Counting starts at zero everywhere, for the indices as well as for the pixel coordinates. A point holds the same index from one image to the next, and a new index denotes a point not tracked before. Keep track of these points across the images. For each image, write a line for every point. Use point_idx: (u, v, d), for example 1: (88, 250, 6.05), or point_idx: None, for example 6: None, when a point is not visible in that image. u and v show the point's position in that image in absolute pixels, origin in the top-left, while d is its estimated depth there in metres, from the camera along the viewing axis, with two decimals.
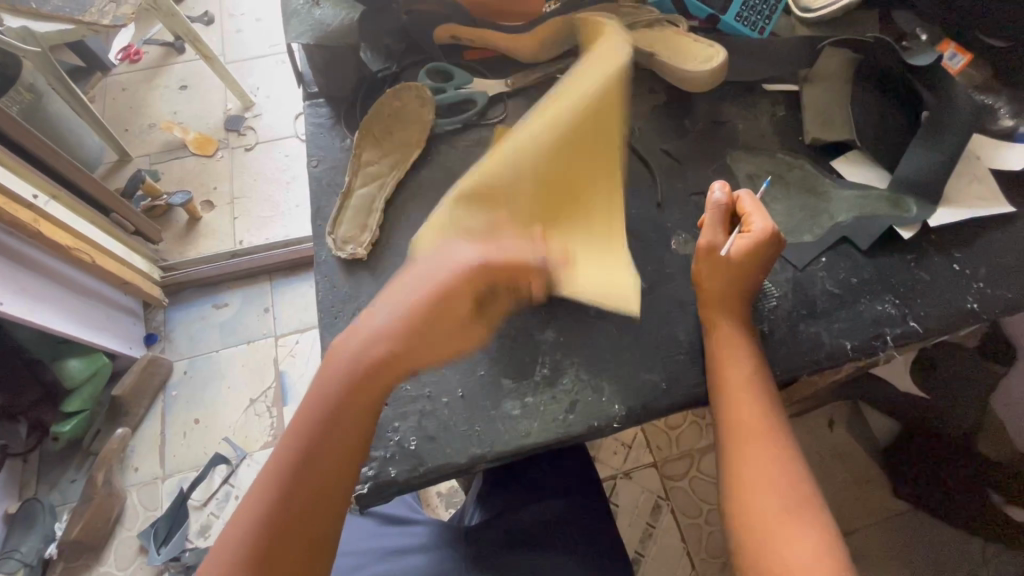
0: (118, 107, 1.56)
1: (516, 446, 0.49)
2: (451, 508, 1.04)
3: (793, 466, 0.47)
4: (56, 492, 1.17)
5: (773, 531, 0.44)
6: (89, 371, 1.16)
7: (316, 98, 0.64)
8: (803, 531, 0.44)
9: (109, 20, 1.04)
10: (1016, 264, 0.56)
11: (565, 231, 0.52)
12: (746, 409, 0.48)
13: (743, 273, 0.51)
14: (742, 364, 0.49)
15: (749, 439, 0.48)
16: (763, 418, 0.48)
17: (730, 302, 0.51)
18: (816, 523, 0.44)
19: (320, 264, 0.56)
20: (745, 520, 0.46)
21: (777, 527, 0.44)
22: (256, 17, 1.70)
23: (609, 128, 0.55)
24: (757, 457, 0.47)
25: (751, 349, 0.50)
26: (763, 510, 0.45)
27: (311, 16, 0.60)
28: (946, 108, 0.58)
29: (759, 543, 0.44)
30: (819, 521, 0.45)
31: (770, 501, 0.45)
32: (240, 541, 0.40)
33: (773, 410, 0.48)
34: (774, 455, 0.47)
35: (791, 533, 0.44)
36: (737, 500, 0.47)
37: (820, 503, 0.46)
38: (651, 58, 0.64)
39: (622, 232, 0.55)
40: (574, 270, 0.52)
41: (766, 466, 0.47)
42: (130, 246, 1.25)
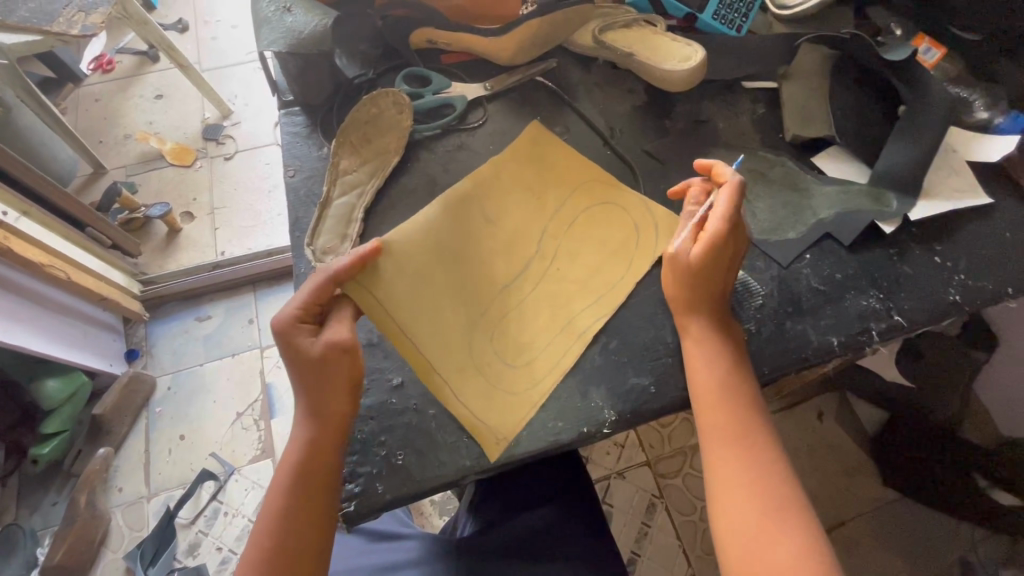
0: (92, 118, 1.53)
1: (506, 457, 0.48)
2: (444, 516, 1.03)
3: (776, 466, 0.47)
4: (37, 516, 1.13)
5: (754, 536, 0.44)
6: (67, 391, 1.13)
7: (291, 106, 0.63)
8: (784, 537, 0.44)
9: (79, 30, 1.01)
10: (995, 255, 0.56)
11: (542, 265, 0.55)
12: (725, 410, 0.48)
13: (706, 274, 0.49)
14: (712, 369, 0.49)
15: (729, 443, 0.47)
16: (741, 419, 0.48)
17: (697, 303, 0.50)
18: (798, 527, 0.44)
19: (299, 277, 0.55)
20: (726, 524, 0.45)
21: (759, 532, 0.44)
22: (232, 23, 1.67)
23: (588, 170, 0.59)
24: (737, 459, 0.47)
25: (720, 354, 0.49)
26: (741, 515, 0.45)
27: (283, 23, 0.58)
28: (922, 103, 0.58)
29: (741, 550, 0.44)
30: (802, 522, 0.45)
31: (751, 504, 0.45)
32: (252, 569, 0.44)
33: (752, 410, 0.48)
34: (755, 457, 0.47)
35: (772, 538, 0.44)
36: (718, 504, 0.46)
37: (804, 503, 0.46)
38: (629, 58, 0.64)
39: (616, 252, 0.56)
40: (553, 297, 0.54)
41: (745, 470, 0.46)
42: (107, 261, 1.22)
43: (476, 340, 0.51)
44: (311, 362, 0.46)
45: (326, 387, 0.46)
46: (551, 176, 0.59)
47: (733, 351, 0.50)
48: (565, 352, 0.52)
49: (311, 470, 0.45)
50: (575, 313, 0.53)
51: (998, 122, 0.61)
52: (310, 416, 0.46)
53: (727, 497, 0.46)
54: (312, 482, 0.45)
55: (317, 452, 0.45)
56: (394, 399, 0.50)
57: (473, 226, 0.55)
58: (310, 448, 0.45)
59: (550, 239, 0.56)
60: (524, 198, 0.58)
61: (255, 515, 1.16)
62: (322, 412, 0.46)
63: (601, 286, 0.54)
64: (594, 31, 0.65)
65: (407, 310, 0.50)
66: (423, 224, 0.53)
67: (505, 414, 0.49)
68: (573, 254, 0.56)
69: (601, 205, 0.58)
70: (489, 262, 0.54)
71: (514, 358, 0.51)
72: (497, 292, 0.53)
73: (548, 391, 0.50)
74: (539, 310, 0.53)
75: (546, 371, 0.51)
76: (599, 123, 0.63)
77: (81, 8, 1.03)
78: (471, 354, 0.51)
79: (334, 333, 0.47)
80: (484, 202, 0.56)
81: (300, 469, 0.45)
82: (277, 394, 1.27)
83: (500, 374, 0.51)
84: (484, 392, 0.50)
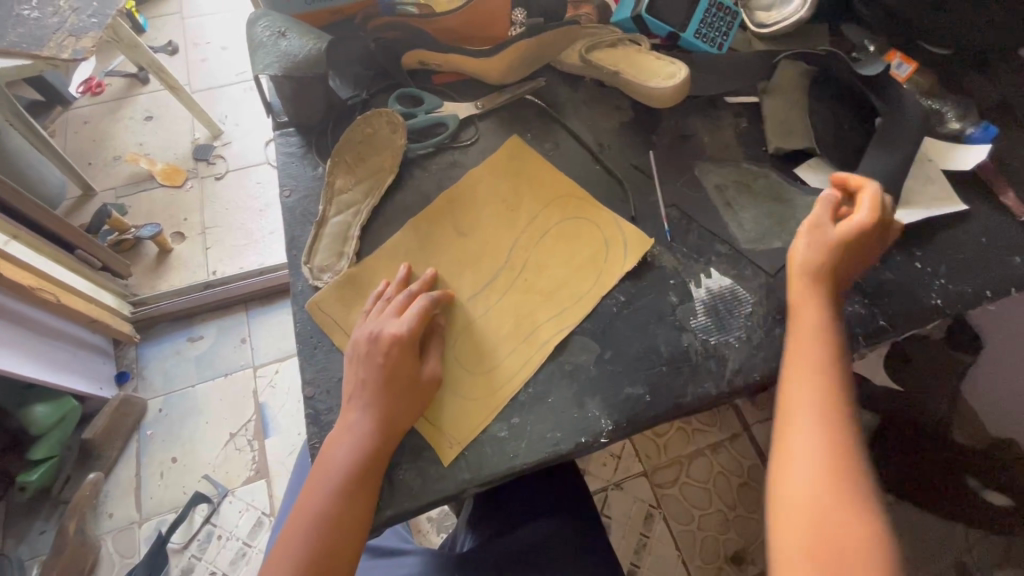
0: (81, 141, 1.53)
1: (505, 469, 0.48)
2: (443, 532, 1.03)
3: (852, 443, 0.47)
4: (24, 546, 1.11)
5: (811, 508, 0.45)
6: (56, 416, 1.11)
7: (286, 127, 0.64)
8: (842, 508, 0.45)
9: (69, 54, 1.02)
10: (972, 261, 0.58)
11: (513, 277, 0.57)
12: (807, 375, 0.49)
13: (837, 262, 0.52)
14: (812, 355, 0.50)
15: (814, 424, 0.48)
16: (824, 390, 0.49)
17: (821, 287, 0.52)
18: (859, 503, 0.45)
19: (296, 294, 0.55)
20: (786, 488, 0.47)
21: (817, 505, 0.45)
22: (222, 45, 1.69)
23: (564, 182, 0.61)
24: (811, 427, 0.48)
25: (823, 344, 0.50)
26: (807, 486, 0.46)
27: (278, 47, 0.58)
28: (897, 115, 0.61)
29: (795, 515, 0.45)
30: (866, 499, 0.45)
31: (818, 472, 0.46)
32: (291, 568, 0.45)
33: (837, 382, 0.49)
34: (833, 429, 0.48)
35: (832, 514, 0.44)
36: (780, 466, 0.48)
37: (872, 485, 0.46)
38: (615, 76, 0.66)
39: (595, 263, 0.57)
40: (519, 308, 0.55)
41: (823, 450, 0.47)
42: (96, 282, 1.21)
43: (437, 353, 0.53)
44: (417, 387, 0.49)
45: (408, 413, 0.48)
46: (532, 189, 0.61)
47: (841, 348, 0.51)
48: (523, 365, 0.52)
49: (359, 485, 0.45)
50: (539, 323, 0.54)
51: (969, 131, 0.64)
52: (360, 439, 0.46)
53: (793, 465, 0.47)
54: (357, 498, 0.45)
55: (365, 469, 0.46)
56: None
57: (443, 243, 0.58)
58: (358, 466, 0.45)
59: (520, 251, 0.58)
60: (502, 214, 0.60)
61: (250, 537, 1.14)
62: (385, 428, 0.47)
63: (567, 298, 0.55)
64: (581, 51, 0.67)
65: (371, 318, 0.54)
66: (394, 241, 0.58)
67: (460, 421, 0.50)
68: (545, 266, 0.57)
69: (573, 219, 0.59)
70: (458, 277, 0.56)
71: (475, 367, 0.52)
72: (461, 305, 0.55)
73: (506, 399, 0.51)
74: (503, 320, 0.54)
75: (503, 381, 0.51)
76: (588, 139, 0.65)
77: (71, 33, 1.03)
78: None
79: (435, 365, 0.51)
80: (458, 215, 0.59)
81: (342, 493, 0.45)
82: (271, 414, 1.26)
83: (461, 384, 0.51)
84: (440, 402, 0.50)
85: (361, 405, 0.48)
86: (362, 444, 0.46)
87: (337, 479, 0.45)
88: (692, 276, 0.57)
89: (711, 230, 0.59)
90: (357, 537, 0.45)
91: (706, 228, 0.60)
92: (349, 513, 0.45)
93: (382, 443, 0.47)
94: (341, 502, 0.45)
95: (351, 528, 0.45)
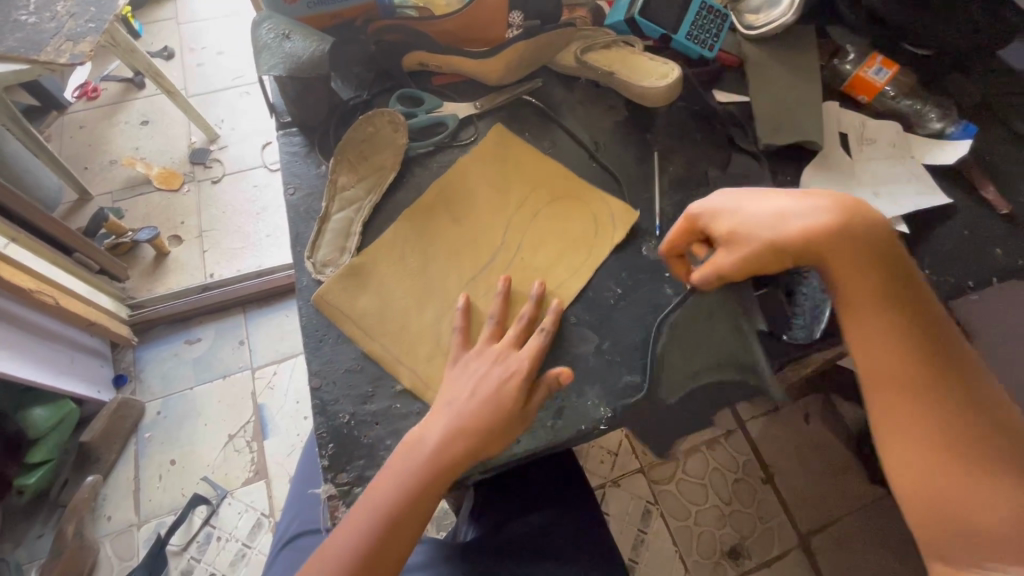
0: (76, 145, 1.53)
1: (508, 454, 0.50)
2: (442, 529, 1.04)
3: (947, 414, 0.43)
4: (22, 550, 1.11)
5: (941, 505, 0.42)
6: (55, 419, 1.11)
7: (289, 127, 0.66)
8: (962, 483, 0.41)
9: (67, 58, 1.02)
10: (956, 254, 0.60)
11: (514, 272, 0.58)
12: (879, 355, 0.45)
13: (758, 261, 0.49)
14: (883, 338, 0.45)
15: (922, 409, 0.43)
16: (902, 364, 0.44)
17: (851, 247, 0.46)
18: (977, 476, 0.41)
19: (301, 289, 0.56)
20: (904, 481, 0.44)
21: (940, 486, 0.42)
22: (217, 50, 1.70)
23: (563, 179, 0.63)
24: (909, 407, 0.44)
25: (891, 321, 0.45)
26: (919, 475, 0.43)
27: (282, 49, 0.60)
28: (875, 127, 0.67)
29: (924, 509, 0.42)
30: (979, 471, 0.41)
31: (922, 449, 0.43)
32: (355, 526, 0.46)
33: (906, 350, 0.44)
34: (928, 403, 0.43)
35: (964, 503, 0.41)
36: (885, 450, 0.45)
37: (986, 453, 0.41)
38: (610, 76, 0.68)
39: (594, 257, 0.59)
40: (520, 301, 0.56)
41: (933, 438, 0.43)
42: (94, 285, 1.21)
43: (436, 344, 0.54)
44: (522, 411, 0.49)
45: (504, 432, 0.48)
46: (531, 184, 0.63)
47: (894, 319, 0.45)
48: None
49: (438, 486, 0.47)
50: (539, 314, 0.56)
51: (951, 130, 0.67)
52: (462, 431, 0.47)
53: (900, 460, 0.44)
54: (435, 487, 0.46)
55: (455, 462, 0.47)
56: (398, 403, 0.52)
57: (443, 238, 0.59)
58: (449, 445, 0.47)
59: (520, 245, 0.59)
60: (501, 209, 0.61)
61: (249, 539, 1.14)
62: (485, 433, 0.48)
63: (566, 291, 0.57)
64: (577, 52, 0.69)
65: (367, 314, 0.55)
66: (395, 234, 0.59)
67: None
68: (545, 262, 0.58)
69: (571, 214, 0.61)
70: (459, 270, 0.58)
71: None
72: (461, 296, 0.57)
73: None
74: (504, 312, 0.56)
75: None
76: (585, 138, 0.67)
77: (68, 37, 1.04)
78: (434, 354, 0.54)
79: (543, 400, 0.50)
80: (457, 211, 0.61)
81: (429, 474, 0.46)
82: (269, 414, 1.26)
83: None
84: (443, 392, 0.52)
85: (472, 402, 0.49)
86: (459, 435, 0.47)
87: (424, 452, 0.47)
88: None
89: None
90: (412, 532, 0.46)
91: None
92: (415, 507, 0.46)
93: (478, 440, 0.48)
94: (423, 485, 0.46)
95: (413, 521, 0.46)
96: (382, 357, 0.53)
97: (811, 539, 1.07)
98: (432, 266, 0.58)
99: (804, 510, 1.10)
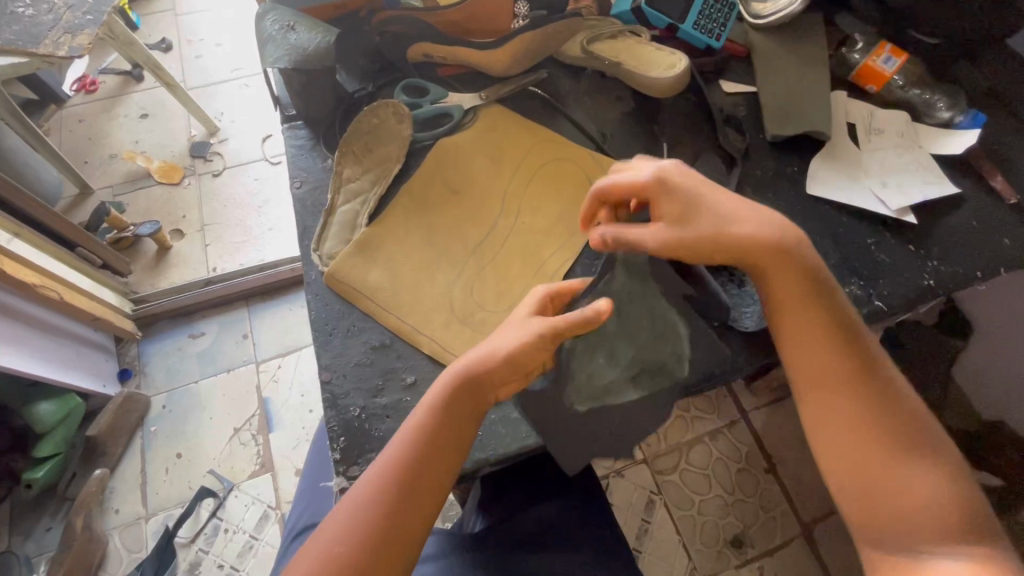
0: (76, 139, 1.52)
1: (518, 446, 0.51)
2: (448, 520, 1.04)
3: (860, 407, 0.49)
4: (31, 543, 1.12)
5: (869, 486, 0.47)
6: (61, 413, 1.11)
7: (294, 120, 0.66)
8: (883, 465, 0.47)
9: (65, 51, 1.01)
10: (964, 243, 0.60)
11: (521, 262, 0.58)
12: (813, 360, 0.50)
13: (679, 247, 0.52)
14: (811, 342, 0.50)
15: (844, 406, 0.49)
16: (829, 366, 0.50)
17: (788, 259, 0.50)
18: (892, 456, 0.47)
19: (309, 283, 0.56)
20: (835, 472, 0.49)
21: (867, 476, 0.48)
22: (216, 42, 1.68)
23: (570, 171, 0.63)
24: (837, 403, 0.49)
25: (819, 328, 0.50)
26: (847, 463, 0.48)
27: (287, 41, 0.59)
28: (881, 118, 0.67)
29: (854, 493, 0.48)
30: (895, 452, 0.47)
31: (847, 440, 0.49)
32: (395, 476, 0.45)
33: (831, 352, 0.50)
34: (855, 402, 0.49)
35: (886, 484, 0.47)
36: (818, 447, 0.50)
37: (896, 435, 0.48)
38: (617, 67, 0.67)
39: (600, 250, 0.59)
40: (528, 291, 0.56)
41: (855, 429, 0.48)
42: (97, 280, 1.21)
43: (441, 334, 0.54)
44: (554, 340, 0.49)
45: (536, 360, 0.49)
46: (538, 176, 0.63)
47: (823, 326, 0.50)
48: None
49: (438, 458, 0.46)
50: None
51: (960, 119, 0.66)
52: (501, 360, 0.47)
53: (831, 453, 0.49)
54: (473, 418, 0.48)
55: (492, 388, 0.48)
56: (408, 396, 0.52)
57: (450, 229, 0.59)
58: (488, 374, 0.48)
59: (527, 235, 0.59)
60: (508, 200, 0.61)
61: (257, 530, 1.15)
62: (524, 359, 0.48)
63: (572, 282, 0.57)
64: (583, 42, 0.68)
65: (372, 304, 0.55)
66: (401, 226, 0.59)
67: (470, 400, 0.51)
68: (547, 244, 0.59)
69: (578, 205, 0.61)
70: (465, 260, 0.58)
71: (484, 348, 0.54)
72: (467, 285, 0.56)
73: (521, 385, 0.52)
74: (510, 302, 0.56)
75: None
76: (592, 129, 0.66)
77: (67, 29, 1.03)
78: (442, 344, 0.53)
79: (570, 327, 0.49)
80: (463, 202, 0.61)
81: (464, 407, 0.47)
82: (274, 407, 1.27)
83: None
84: None
85: (507, 335, 0.49)
86: (501, 362, 0.48)
87: (460, 384, 0.47)
88: None
89: None
90: (425, 510, 0.45)
91: None
92: (422, 483, 0.45)
93: (515, 367, 0.48)
94: (457, 417, 0.47)
95: (423, 498, 0.45)
96: (390, 350, 0.53)
97: (814, 528, 1.08)
98: (438, 257, 0.58)
99: (808, 500, 1.10)
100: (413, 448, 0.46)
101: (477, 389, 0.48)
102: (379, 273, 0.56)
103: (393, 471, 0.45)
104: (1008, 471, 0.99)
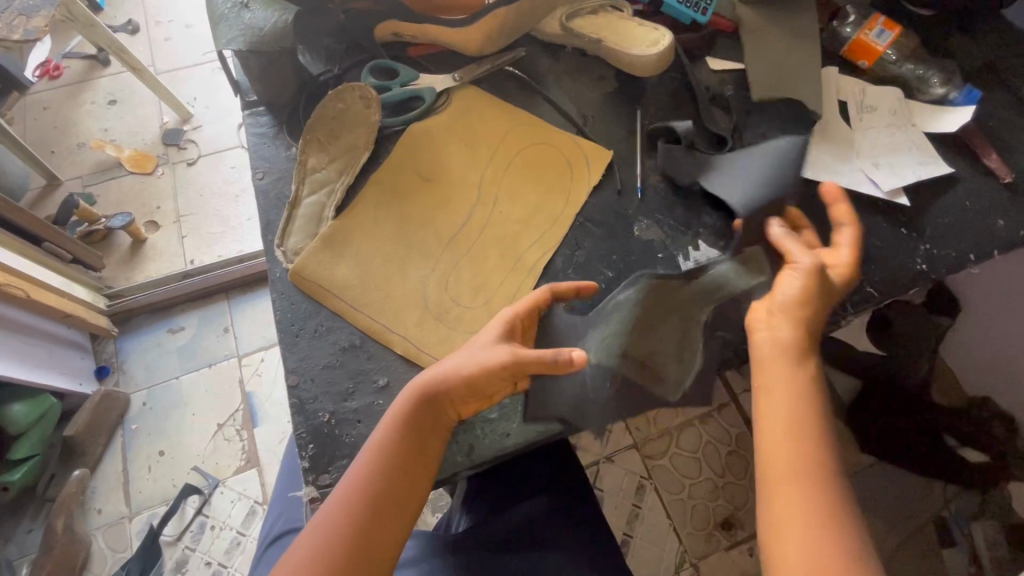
0: (42, 128, 1.46)
1: (497, 449, 0.49)
2: (437, 512, 1.00)
3: (822, 486, 0.44)
4: (12, 546, 1.10)
5: None
6: (35, 414, 1.08)
7: (255, 106, 0.62)
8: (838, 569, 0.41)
9: (20, 34, 0.94)
10: (956, 226, 0.58)
11: (498, 255, 0.55)
12: (784, 445, 0.46)
13: (821, 300, 0.49)
14: (781, 417, 0.47)
15: (802, 487, 0.44)
16: (800, 449, 0.45)
17: (798, 345, 0.48)
18: (843, 553, 0.42)
19: (274, 281, 0.53)
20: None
21: None
22: (186, 23, 1.61)
23: (551, 156, 0.60)
24: (797, 492, 0.44)
25: (794, 406, 0.47)
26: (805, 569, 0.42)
27: (241, 20, 0.58)
28: (872, 95, 0.65)
29: None
30: (848, 549, 0.42)
31: (805, 534, 0.43)
32: (363, 501, 0.44)
33: (802, 430, 0.46)
34: (811, 483, 0.44)
35: None
36: (771, 546, 0.44)
37: (850, 528, 0.43)
38: (598, 44, 0.64)
39: (581, 240, 0.57)
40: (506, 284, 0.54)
41: (815, 519, 0.43)
42: (68, 275, 1.17)
43: (415, 332, 0.51)
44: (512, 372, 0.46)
45: (495, 384, 0.47)
46: (516, 161, 0.60)
47: (807, 403, 0.47)
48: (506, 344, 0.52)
49: (399, 481, 0.44)
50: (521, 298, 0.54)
51: (953, 96, 0.64)
52: (458, 384, 0.46)
53: (786, 558, 0.43)
54: (436, 433, 0.46)
55: (453, 405, 0.47)
56: (380, 399, 0.49)
57: (424, 221, 0.56)
58: (444, 395, 0.46)
59: (504, 225, 0.56)
60: (486, 188, 0.58)
61: (244, 526, 1.14)
62: (481, 383, 0.46)
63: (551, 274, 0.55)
64: (561, 18, 0.65)
65: (340, 300, 0.52)
66: (371, 218, 0.56)
67: None
68: (525, 237, 0.56)
69: (557, 192, 0.58)
70: (439, 253, 0.55)
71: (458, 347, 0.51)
72: (441, 280, 0.54)
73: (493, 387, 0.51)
74: (486, 296, 0.53)
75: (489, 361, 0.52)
76: (572, 110, 0.63)
77: (21, 11, 0.96)
78: (415, 343, 0.51)
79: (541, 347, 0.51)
80: (436, 191, 0.58)
81: (422, 425, 0.46)
82: (258, 402, 1.24)
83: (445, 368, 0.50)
84: None
85: (465, 360, 0.47)
86: (458, 386, 0.46)
87: (418, 404, 0.46)
88: (681, 249, 0.57)
89: (699, 202, 0.59)
90: (397, 531, 0.45)
91: (694, 199, 0.59)
92: (389, 506, 0.44)
93: (471, 390, 0.46)
94: (420, 433, 0.45)
95: (392, 518, 0.44)
96: (361, 349, 0.51)
97: None
98: (411, 250, 0.55)
99: None
100: (375, 475, 0.44)
101: (435, 410, 0.46)
102: (349, 268, 0.53)
103: (359, 497, 0.44)
104: (989, 443, 1.00)
